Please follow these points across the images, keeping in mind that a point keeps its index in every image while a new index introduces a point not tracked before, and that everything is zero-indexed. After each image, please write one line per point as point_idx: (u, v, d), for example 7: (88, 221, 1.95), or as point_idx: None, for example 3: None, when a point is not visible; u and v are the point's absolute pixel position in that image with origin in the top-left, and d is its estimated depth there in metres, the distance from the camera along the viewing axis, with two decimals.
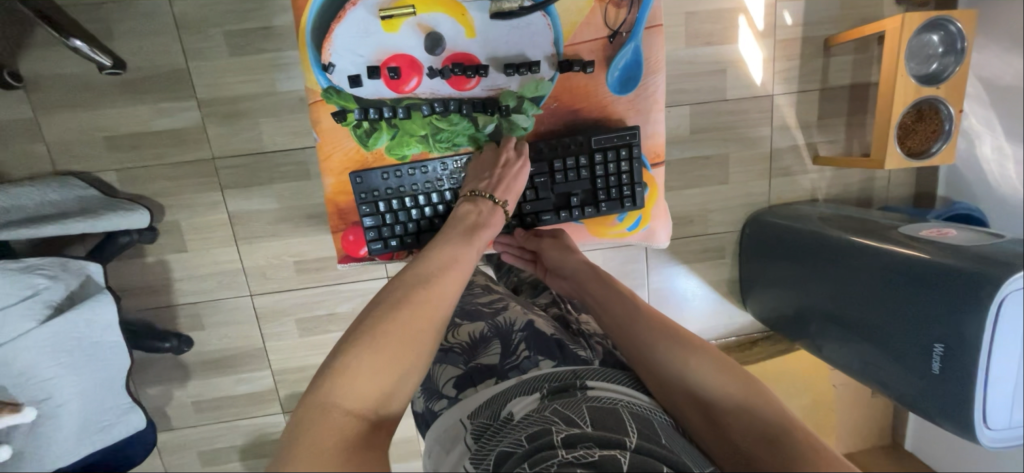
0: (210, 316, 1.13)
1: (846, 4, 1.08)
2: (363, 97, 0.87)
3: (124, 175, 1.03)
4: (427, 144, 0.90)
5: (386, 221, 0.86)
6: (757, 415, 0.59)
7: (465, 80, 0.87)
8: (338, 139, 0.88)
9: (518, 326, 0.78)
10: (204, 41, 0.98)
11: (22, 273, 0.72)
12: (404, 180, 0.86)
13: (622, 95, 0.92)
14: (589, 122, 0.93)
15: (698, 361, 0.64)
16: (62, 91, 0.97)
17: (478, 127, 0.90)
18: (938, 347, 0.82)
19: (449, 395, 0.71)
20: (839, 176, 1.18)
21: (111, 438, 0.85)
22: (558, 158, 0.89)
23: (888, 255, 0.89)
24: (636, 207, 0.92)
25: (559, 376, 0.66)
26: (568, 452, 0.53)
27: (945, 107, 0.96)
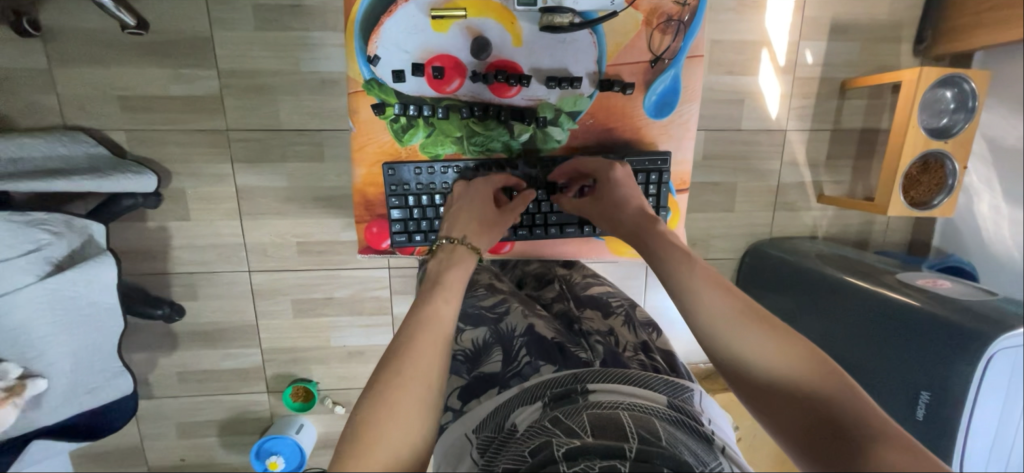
0: (205, 287, 1.12)
1: (865, 50, 1.10)
2: (404, 93, 0.87)
3: (134, 136, 1.01)
4: (461, 145, 0.91)
5: (413, 215, 0.87)
6: (822, 397, 0.52)
7: (506, 88, 0.88)
8: (374, 131, 0.89)
9: (521, 334, 0.83)
10: (232, 12, 0.97)
11: (27, 227, 0.70)
12: (435, 178, 0.87)
13: (657, 119, 0.93)
14: (621, 141, 0.94)
15: (758, 331, 0.58)
16: (80, 45, 0.96)
17: (512, 134, 0.91)
18: (924, 395, 0.85)
19: (454, 406, 0.75)
20: (840, 216, 1.20)
21: (96, 402, 0.83)
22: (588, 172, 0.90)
23: (876, 298, 0.92)
24: None
25: (560, 383, 0.70)
26: (570, 466, 0.53)
27: (950, 162, 0.99)
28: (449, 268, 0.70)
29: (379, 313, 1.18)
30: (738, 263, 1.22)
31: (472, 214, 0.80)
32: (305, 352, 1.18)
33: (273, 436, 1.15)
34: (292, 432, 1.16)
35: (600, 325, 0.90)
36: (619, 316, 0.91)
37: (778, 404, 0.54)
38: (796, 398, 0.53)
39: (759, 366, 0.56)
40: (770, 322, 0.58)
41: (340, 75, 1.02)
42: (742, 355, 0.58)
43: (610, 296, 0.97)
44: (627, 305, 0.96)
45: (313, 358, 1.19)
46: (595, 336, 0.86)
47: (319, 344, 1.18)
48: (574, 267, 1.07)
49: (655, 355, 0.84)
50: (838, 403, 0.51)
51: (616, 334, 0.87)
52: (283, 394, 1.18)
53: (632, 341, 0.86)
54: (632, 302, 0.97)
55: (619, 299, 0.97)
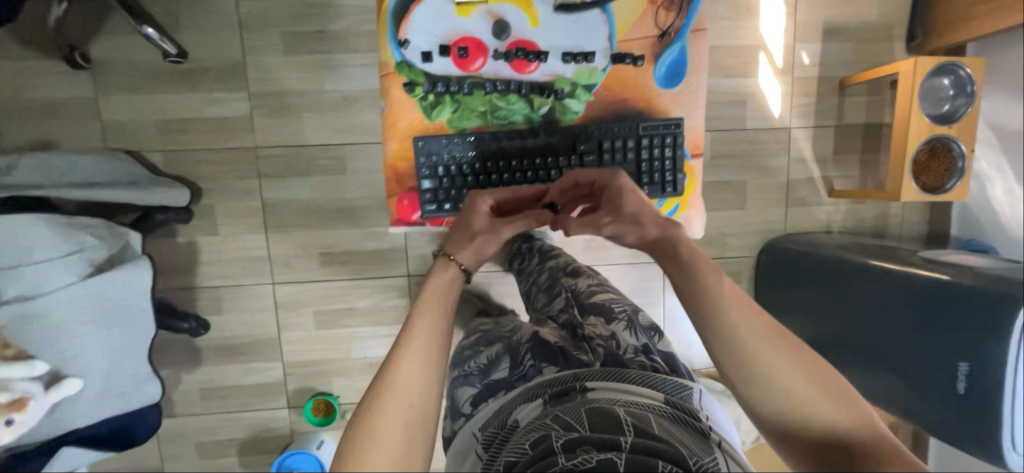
0: (230, 301, 1.15)
1: (861, 49, 1.15)
2: (432, 73, 1.02)
3: (169, 157, 1.08)
4: (485, 119, 1.04)
5: (442, 185, 1.00)
6: (836, 423, 0.56)
7: (525, 64, 1.02)
8: (403, 109, 1.05)
9: (526, 340, 0.87)
10: (263, 39, 1.05)
11: (73, 229, 0.75)
12: (459, 150, 0.99)
13: (668, 88, 1.06)
14: (634, 111, 1.06)
15: (782, 355, 0.59)
16: (124, 75, 1.04)
17: (531, 108, 1.04)
18: (963, 367, 0.83)
19: (466, 412, 0.77)
20: (853, 210, 1.21)
21: (126, 407, 0.85)
22: (605, 139, 1.00)
23: (895, 275, 0.92)
24: (677, 193, 1.03)
25: (560, 381, 0.73)
26: (568, 458, 0.57)
27: (956, 146, 1.00)
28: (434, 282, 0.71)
29: (399, 322, 1.18)
30: (755, 262, 1.22)
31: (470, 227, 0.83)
32: (327, 365, 1.18)
33: (294, 452, 1.13)
34: (313, 447, 1.14)
35: (602, 329, 0.85)
36: (621, 321, 0.86)
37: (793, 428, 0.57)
38: (812, 422, 0.57)
39: (784, 390, 0.58)
40: (792, 344, 0.60)
41: (361, 92, 1.08)
42: (767, 379, 0.58)
43: (614, 302, 0.91)
44: (632, 312, 0.91)
45: (335, 370, 1.19)
46: (597, 340, 0.83)
47: (340, 356, 1.19)
48: (578, 275, 1.01)
49: (655, 356, 0.80)
50: (846, 427, 0.55)
51: (618, 339, 0.82)
52: (304, 409, 1.18)
53: (632, 342, 0.81)
54: (636, 307, 0.93)
55: (624, 306, 0.91)
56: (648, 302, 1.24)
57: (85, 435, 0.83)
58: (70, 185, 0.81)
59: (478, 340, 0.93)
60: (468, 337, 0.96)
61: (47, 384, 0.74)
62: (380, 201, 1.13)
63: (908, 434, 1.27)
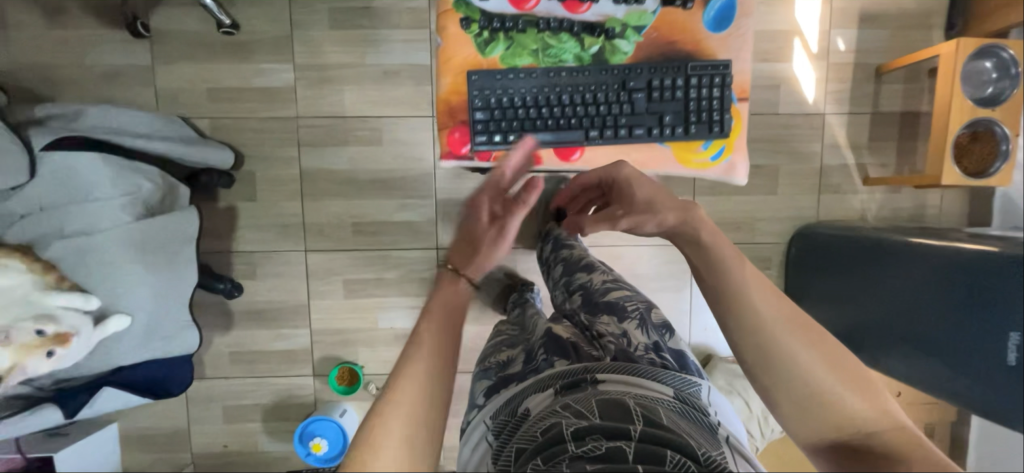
0: (264, 266, 1.18)
1: (898, 36, 1.14)
2: (487, 10, 0.83)
3: (216, 124, 1.13)
4: (537, 58, 0.85)
5: (493, 116, 0.84)
6: (858, 415, 0.50)
7: (577, 3, 0.84)
8: (460, 43, 0.84)
9: (541, 337, 0.80)
10: (310, 14, 1.09)
11: (128, 172, 0.79)
12: (513, 91, 0.84)
13: (716, 31, 0.86)
14: (682, 54, 0.86)
15: (807, 343, 0.52)
16: (180, 45, 1.10)
17: (584, 45, 0.85)
18: (1016, 336, 0.76)
19: (479, 403, 0.72)
20: (889, 199, 1.19)
21: (168, 351, 0.86)
22: (654, 77, 0.84)
23: (933, 255, 0.88)
24: (723, 135, 0.86)
25: (571, 372, 0.67)
26: (577, 445, 0.53)
27: (1000, 128, 0.98)
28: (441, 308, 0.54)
29: (426, 295, 1.20)
30: (786, 248, 1.21)
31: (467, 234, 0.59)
32: (353, 334, 1.20)
33: (317, 418, 1.14)
34: (335, 415, 1.15)
35: (615, 327, 0.79)
36: (633, 319, 0.80)
37: (816, 423, 0.51)
38: (835, 415, 0.51)
39: (809, 382, 0.51)
40: (819, 334, 0.53)
41: (401, 66, 1.12)
42: (791, 370, 0.51)
43: (626, 300, 0.85)
44: (644, 308, 0.84)
45: (360, 340, 1.21)
46: (607, 337, 0.77)
47: (366, 325, 1.20)
48: (594, 271, 0.95)
49: (666, 354, 0.74)
50: (868, 419, 0.50)
51: (629, 337, 0.76)
52: (329, 377, 1.19)
53: (643, 340, 0.75)
54: (649, 304, 0.85)
55: (637, 302, 0.84)
56: (676, 286, 1.23)
57: (128, 380, 0.84)
58: (166, 137, 0.90)
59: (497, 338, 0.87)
60: (490, 338, 0.88)
61: (97, 320, 0.77)
62: (413, 174, 1.16)
63: (945, 435, 1.22)
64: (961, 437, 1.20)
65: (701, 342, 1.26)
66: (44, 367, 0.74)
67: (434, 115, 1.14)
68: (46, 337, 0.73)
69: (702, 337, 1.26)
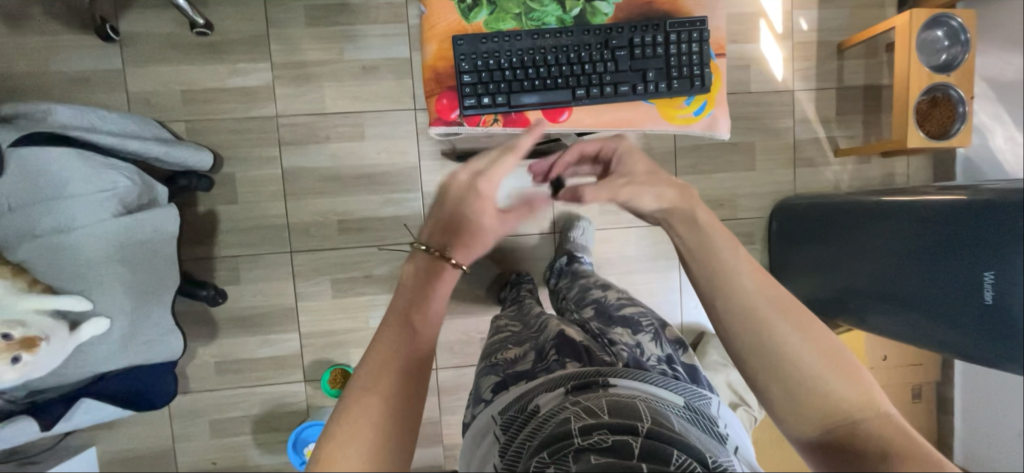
0: (248, 271, 1.14)
1: (854, 15, 1.21)
2: None
3: (193, 126, 1.10)
4: (521, 23, 0.83)
5: (483, 79, 0.81)
6: (841, 403, 0.47)
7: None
8: (444, 9, 0.81)
9: (551, 337, 0.77)
10: (286, 12, 1.09)
11: (106, 169, 0.75)
12: (501, 46, 0.81)
13: None
14: (659, 16, 0.84)
15: (796, 326, 0.49)
16: (151, 48, 1.08)
17: (565, 9, 0.83)
18: (988, 276, 0.79)
19: (487, 398, 0.70)
20: (860, 170, 1.24)
21: (149, 356, 0.83)
22: (635, 35, 0.82)
23: (908, 210, 0.90)
24: (705, 89, 0.84)
25: (583, 375, 0.65)
26: (584, 439, 0.52)
27: (955, 92, 1.04)
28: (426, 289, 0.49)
29: None
30: (768, 223, 1.25)
31: (455, 218, 0.51)
32: (345, 335, 1.17)
33: (312, 423, 1.10)
34: None
35: (628, 338, 0.78)
36: (646, 332, 0.79)
37: (801, 411, 0.47)
38: (821, 402, 0.47)
39: (796, 366, 0.48)
40: (807, 318, 0.49)
41: (380, 61, 1.12)
42: (777, 353, 0.48)
43: (640, 315, 0.83)
44: (658, 326, 0.82)
45: (352, 341, 1.18)
46: (620, 345, 0.75)
47: (357, 325, 1.18)
48: (608, 288, 0.95)
49: (678, 366, 0.75)
50: (852, 407, 0.47)
51: (642, 348, 0.76)
52: (321, 381, 1.15)
53: (656, 352, 0.76)
54: (663, 321, 0.85)
55: (651, 319, 0.83)
56: (665, 266, 1.25)
57: (109, 389, 0.80)
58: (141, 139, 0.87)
59: (507, 336, 0.84)
60: (492, 335, 0.87)
61: (71, 325, 0.74)
62: (398, 168, 1.15)
63: (932, 395, 1.25)
64: (947, 396, 1.24)
65: (693, 321, 1.27)
66: (9, 375, 0.70)
67: (416, 107, 1.15)
68: (12, 342, 0.69)
69: (693, 316, 1.27)
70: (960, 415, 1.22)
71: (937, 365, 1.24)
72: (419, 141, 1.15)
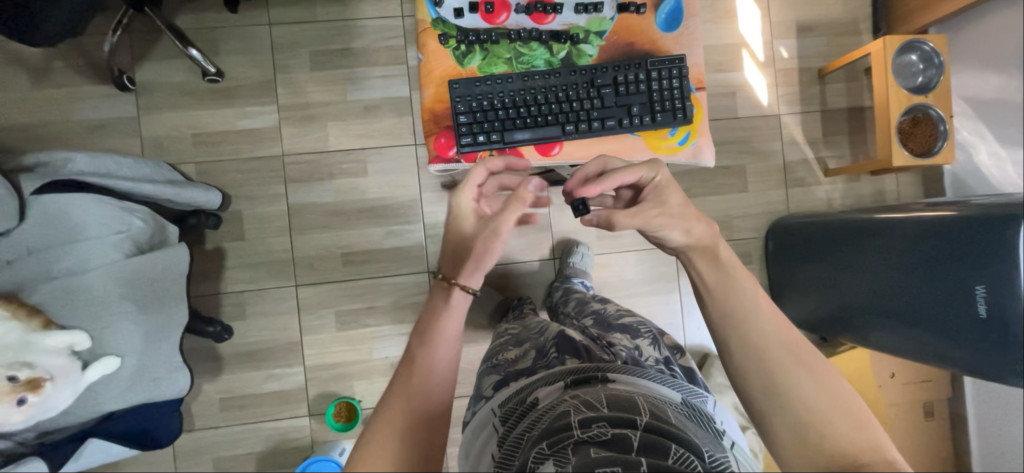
0: (254, 305, 1.16)
1: (832, 42, 1.27)
2: (464, 28, 0.86)
3: (202, 168, 1.15)
4: (512, 67, 0.87)
5: (478, 118, 0.85)
6: (845, 448, 0.47)
7: (543, 15, 0.87)
8: (440, 55, 0.86)
9: (551, 338, 0.82)
10: (293, 58, 1.16)
11: (121, 211, 0.79)
12: (494, 88, 0.86)
13: (669, 33, 0.89)
14: (642, 55, 0.89)
15: (804, 365, 0.50)
16: (164, 95, 1.13)
17: (553, 51, 0.88)
18: (980, 290, 0.80)
19: (488, 395, 0.74)
20: (851, 188, 1.27)
21: (157, 396, 0.82)
22: (619, 72, 0.87)
23: (898, 225, 0.92)
24: (688, 121, 0.88)
25: (581, 370, 0.68)
26: (583, 431, 0.53)
27: (934, 112, 1.08)
28: (441, 318, 0.54)
29: (420, 319, 1.20)
30: (764, 242, 1.28)
31: (457, 239, 0.58)
32: (349, 367, 1.18)
33: (317, 459, 1.09)
34: (334, 454, 1.12)
35: (627, 342, 0.81)
36: (645, 337, 0.83)
37: (804, 453, 0.47)
38: (825, 445, 0.47)
39: (800, 406, 0.48)
40: (818, 362, 0.51)
41: (382, 100, 1.18)
42: (785, 391, 0.49)
43: (639, 323, 0.87)
44: (656, 333, 0.86)
45: (356, 373, 1.18)
46: (619, 346, 0.79)
47: (362, 357, 1.18)
48: (607, 302, 0.98)
49: (676, 368, 0.78)
50: (859, 451, 0.46)
51: (640, 350, 0.79)
52: (326, 415, 1.15)
53: (653, 354, 0.79)
54: (660, 330, 0.87)
55: (650, 327, 0.86)
56: (665, 287, 1.26)
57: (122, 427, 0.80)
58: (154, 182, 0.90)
59: (507, 340, 0.89)
60: (494, 340, 0.92)
61: (83, 364, 0.75)
62: (400, 201, 1.19)
63: (944, 412, 1.24)
64: (960, 413, 1.22)
65: (696, 342, 1.27)
66: (16, 416, 0.72)
67: (416, 143, 1.19)
68: (17, 384, 0.71)
69: (696, 337, 1.27)
70: (974, 433, 1.20)
71: (946, 381, 1.23)
72: (419, 174, 1.19)
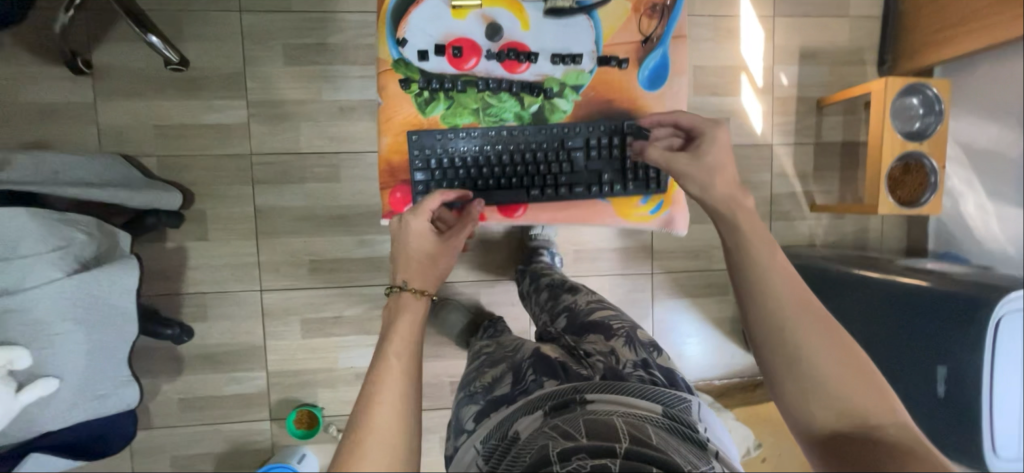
0: (216, 308, 1.13)
1: (834, 71, 1.22)
2: (428, 71, 0.80)
3: (164, 162, 1.09)
4: (479, 117, 0.83)
5: (436, 177, 0.81)
6: (852, 401, 0.52)
7: (516, 63, 0.81)
8: (400, 102, 0.80)
9: (527, 356, 0.79)
10: (264, 50, 1.08)
11: (61, 223, 0.76)
12: (455, 142, 0.81)
13: (651, 91, 0.84)
14: (620, 115, 0.84)
15: (830, 344, 0.54)
16: (123, 81, 1.06)
17: (523, 104, 0.83)
18: (941, 369, 0.86)
19: (469, 429, 0.72)
20: (835, 225, 1.24)
21: (104, 411, 0.83)
22: (593, 134, 0.83)
23: (887, 285, 0.92)
24: (660, 190, 0.85)
25: (559, 392, 0.67)
26: (563, 466, 0.54)
27: (928, 161, 1.05)
28: (400, 317, 0.61)
29: None
30: None
31: (410, 252, 0.69)
32: (313, 374, 1.16)
33: (275, 465, 1.09)
34: (293, 461, 1.11)
35: (602, 346, 0.78)
36: (620, 337, 0.79)
37: (816, 406, 0.53)
38: (835, 400, 0.53)
39: (812, 366, 0.54)
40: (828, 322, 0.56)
41: (358, 102, 1.11)
42: (806, 373, 0.54)
43: (611, 319, 0.83)
44: (630, 327, 0.82)
45: (319, 381, 1.17)
46: (596, 356, 0.75)
47: (326, 365, 1.17)
48: (578, 291, 0.95)
49: (655, 370, 0.73)
50: (865, 405, 0.52)
51: (616, 354, 0.75)
52: (287, 420, 1.15)
53: (631, 356, 0.75)
54: (635, 324, 0.84)
55: (623, 321, 0.84)
56: (637, 314, 1.25)
57: (83, 431, 0.83)
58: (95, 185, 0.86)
59: (481, 361, 0.85)
60: (470, 362, 0.87)
61: (18, 385, 0.70)
62: (371, 209, 1.14)
63: None
64: None
65: None
66: None
67: None
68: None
69: None
70: None
71: None
72: None
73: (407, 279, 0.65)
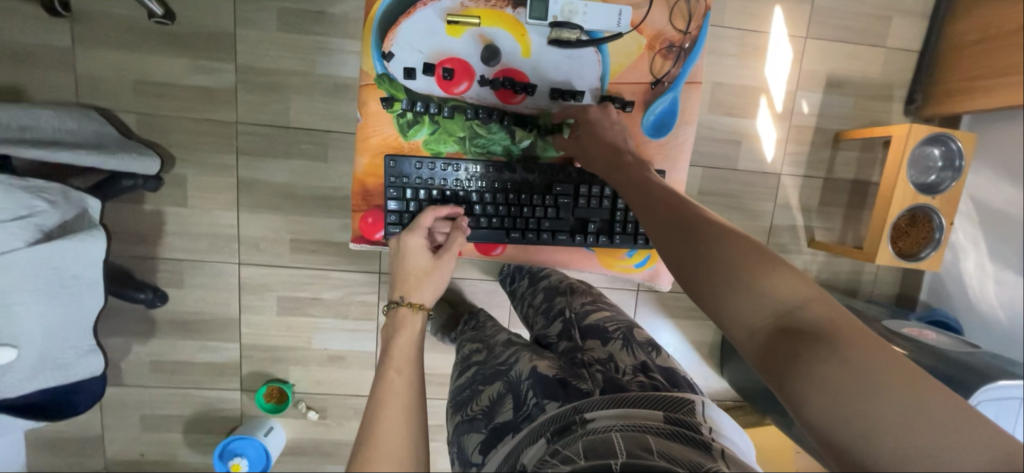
0: (192, 276, 1.11)
1: (859, 104, 1.15)
2: (414, 91, 0.86)
3: (145, 120, 1.03)
4: (462, 145, 0.91)
5: (410, 208, 0.85)
6: (770, 303, 0.48)
7: (509, 94, 0.89)
8: (381, 124, 0.87)
9: (521, 371, 0.74)
10: (257, 12, 1.00)
11: (23, 192, 0.72)
12: (436, 174, 0.86)
13: (655, 138, 0.94)
14: None
15: (744, 249, 0.51)
16: (104, 28, 0.98)
17: (513, 139, 0.91)
18: None
19: (476, 461, 0.67)
20: (829, 263, 1.21)
21: (62, 378, 0.83)
22: (585, 183, 0.90)
23: None
24: (647, 246, 0.94)
25: (559, 416, 0.62)
26: None
27: (937, 217, 1.02)
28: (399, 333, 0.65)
29: (364, 318, 1.17)
30: None
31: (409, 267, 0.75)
32: (286, 352, 1.16)
33: (241, 437, 1.11)
34: (260, 434, 1.13)
35: (599, 352, 0.77)
36: (617, 340, 0.78)
37: (738, 310, 0.48)
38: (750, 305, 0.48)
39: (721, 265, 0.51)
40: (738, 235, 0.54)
41: (353, 80, 1.05)
42: (719, 284, 0.50)
43: (607, 321, 0.83)
44: (627, 327, 0.82)
45: (291, 358, 1.17)
46: (596, 365, 0.74)
47: (300, 344, 1.16)
48: (574, 292, 0.93)
49: (655, 373, 0.71)
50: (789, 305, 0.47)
51: (615, 360, 0.75)
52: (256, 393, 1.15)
53: (630, 361, 0.73)
54: (632, 323, 0.83)
55: (618, 322, 0.83)
56: None
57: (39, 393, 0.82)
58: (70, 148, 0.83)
59: (474, 378, 0.80)
60: (462, 378, 0.82)
61: None
62: None
63: None
64: None
65: None
66: None
67: None
68: None
69: None
70: None
71: None
72: None
73: (403, 295, 0.71)
